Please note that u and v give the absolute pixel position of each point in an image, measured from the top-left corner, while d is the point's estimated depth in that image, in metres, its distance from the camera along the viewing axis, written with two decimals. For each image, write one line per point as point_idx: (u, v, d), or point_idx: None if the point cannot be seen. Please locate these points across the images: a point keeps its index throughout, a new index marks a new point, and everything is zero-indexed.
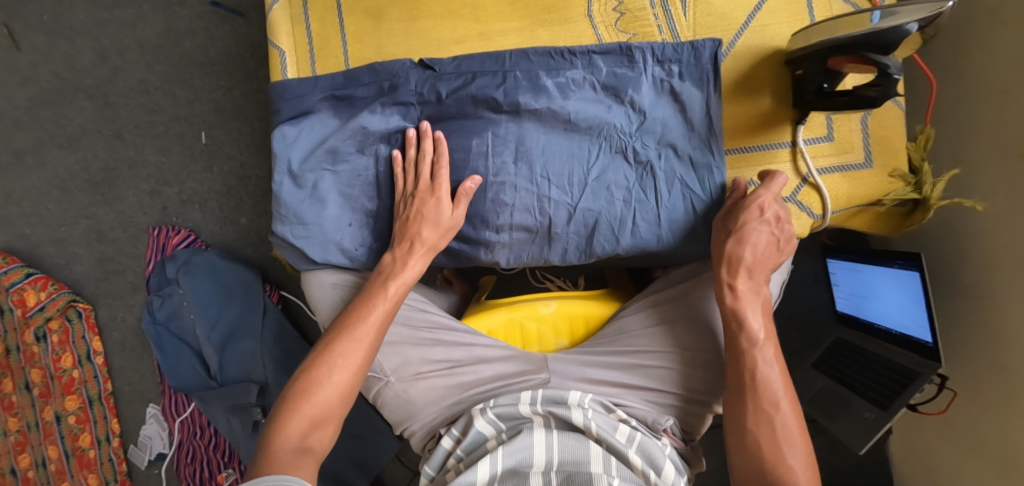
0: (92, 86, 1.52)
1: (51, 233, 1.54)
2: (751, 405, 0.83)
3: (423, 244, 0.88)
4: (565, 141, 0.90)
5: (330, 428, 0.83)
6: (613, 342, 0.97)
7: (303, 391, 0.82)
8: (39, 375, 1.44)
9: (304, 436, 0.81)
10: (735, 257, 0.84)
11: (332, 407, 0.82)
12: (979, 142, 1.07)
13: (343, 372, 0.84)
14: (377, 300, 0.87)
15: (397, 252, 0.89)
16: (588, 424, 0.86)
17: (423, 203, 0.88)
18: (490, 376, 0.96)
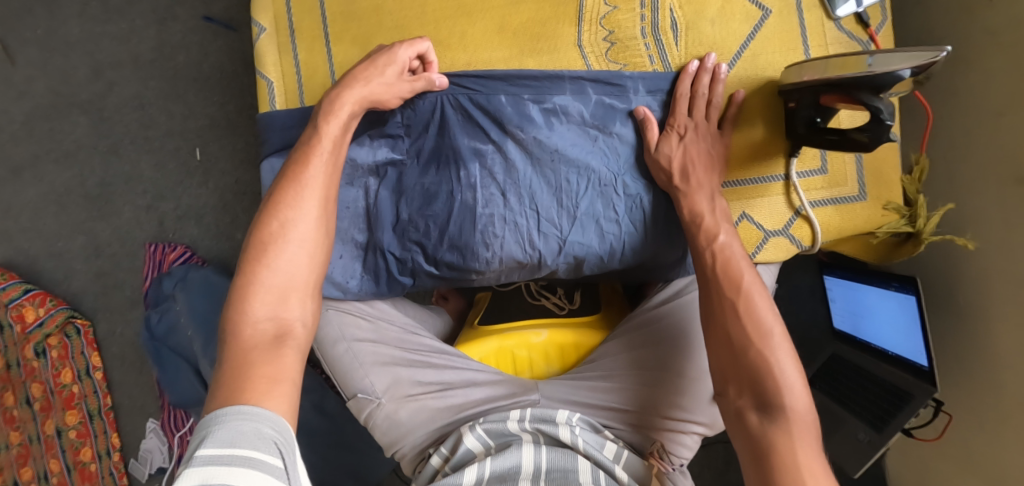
0: (87, 101, 1.51)
1: (49, 247, 1.54)
2: (741, 337, 0.76)
3: (358, 96, 0.84)
4: (552, 173, 0.88)
5: (305, 302, 0.78)
6: (597, 368, 0.95)
7: (257, 262, 0.76)
8: (40, 389, 1.45)
9: (273, 316, 0.75)
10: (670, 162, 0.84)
11: (296, 278, 0.78)
12: (974, 165, 1.05)
13: (301, 227, 0.79)
14: (317, 145, 0.83)
15: (330, 100, 0.84)
16: (575, 441, 0.84)
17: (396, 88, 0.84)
18: (481, 398, 0.93)
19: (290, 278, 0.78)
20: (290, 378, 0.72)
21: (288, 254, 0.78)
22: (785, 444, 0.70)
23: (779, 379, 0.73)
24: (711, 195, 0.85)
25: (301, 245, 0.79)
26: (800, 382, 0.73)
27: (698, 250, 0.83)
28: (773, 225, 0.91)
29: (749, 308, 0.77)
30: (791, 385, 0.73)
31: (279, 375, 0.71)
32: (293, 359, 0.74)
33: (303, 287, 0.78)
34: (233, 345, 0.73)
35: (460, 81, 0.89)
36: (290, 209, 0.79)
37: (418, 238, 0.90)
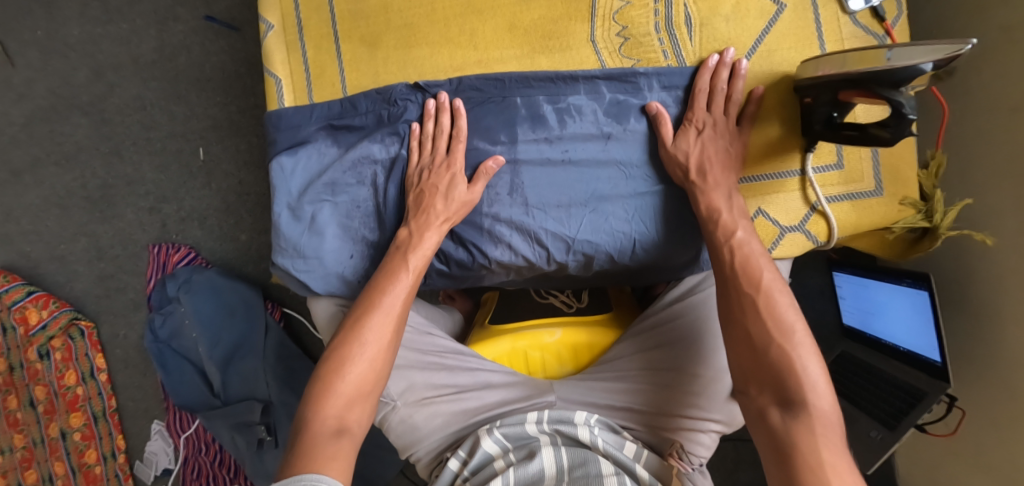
0: (88, 103, 1.50)
1: (51, 250, 1.53)
2: (760, 332, 0.76)
3: (437, 216, 0.84)
4: (563, 173, 0.87)
5: (367, 404, 0.78)
6: (611, 368, 0.95)
7: (333, 370, 0.77)
8: (44, 392, 1.44)
9: (339, 415, 0.75)
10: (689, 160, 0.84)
11: (365, 384, 0.77)
12: (987, 162, 1.05)
13: (374, 337, 0.79)
14: (399, 271, 0.82)
15: (413, 223, 0.84)
16: (595, 440, 0.84)
17: (437, 176, 0.85)
18: (495, 400, 0.93)
19: (360, 384, 0.77)
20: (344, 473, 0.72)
21: (359, 364, 0.77)
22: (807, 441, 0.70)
23: (801, 377, 0.73)
24: (729, 193, 0.84)
25: (371, 358, 0.78)
26: (822, 377, 0.73)
27: (717, 248, 0.82)
28: (788, 222, 0.91)
29: (769, 305, 0.77)
30: (813, 382, 0.72)
31: (335, 461, 0.72)
32: (346, 457, 0.73)
33: (368, 389, 0.78)
34: (302, 439, 0.74)
35: (474, 78, 0.89)
36: (365, 327, 0.79)
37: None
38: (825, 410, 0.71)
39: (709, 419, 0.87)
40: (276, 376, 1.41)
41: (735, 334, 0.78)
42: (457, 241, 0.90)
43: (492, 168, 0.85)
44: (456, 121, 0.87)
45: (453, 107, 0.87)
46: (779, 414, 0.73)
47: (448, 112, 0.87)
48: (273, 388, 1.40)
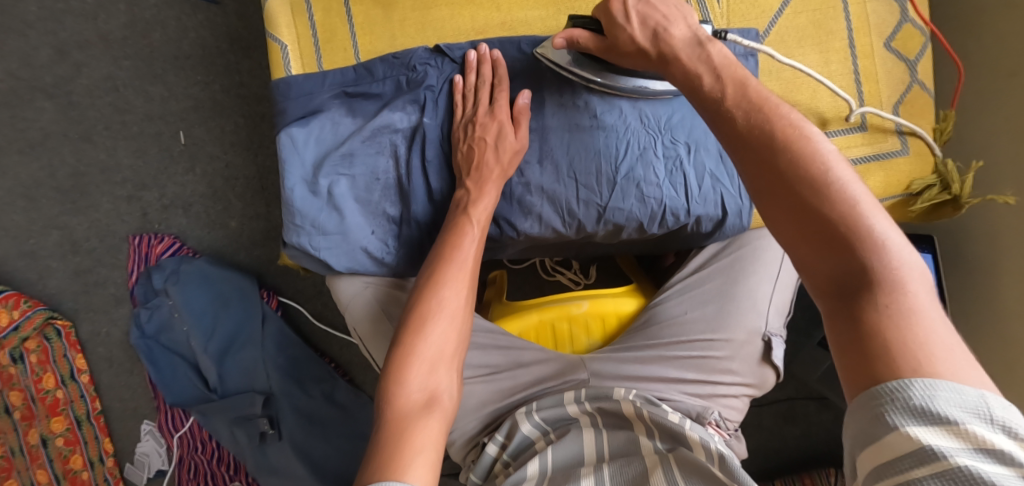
0: (52, 85, 1.39)
1: (20, 246, 1.43)
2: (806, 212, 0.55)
3: (492, 169, 0.80)
4: (591, 138, 0.84)
5: (452, 371, 0.72)
6: (644, 336, 0.92)
7: (416, 329, 0.72)
8: (20, 397, 1.36)
9: (425, 385, 0.69)
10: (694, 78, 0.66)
11: (447, 348, 0.72)
12: (984, 126, 1.05)
13: (452, 299, 0.74)
14: (464, 225, 0.79)
15: (470, 181, 0.81)
16: (640, 411, 0.80)
17: (487, 128, 0.81)
18: (530, 380, 0.90)
19: (442, 347, 0.72)
20: (439, 448, 0.65)
21: (442, 326, 0.72)
22: (899, 328, 0.49)
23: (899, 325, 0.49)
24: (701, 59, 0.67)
25: (452, 318, 0.74)
26: (918, 261, 0.53)
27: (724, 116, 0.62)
28: None
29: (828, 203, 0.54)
30: (901, 252, 0.52)
31: (426, 435, 0.65)
32: (440, 429, 0.66)
33: (453, 354, 0.73)
34: (387, 417, 0.66)
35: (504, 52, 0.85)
36: (444, 286, 0.75)
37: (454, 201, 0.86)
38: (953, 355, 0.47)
39: (743, 383, 0.91)
40: (277, 366, 1.35)
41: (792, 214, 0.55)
42: None
43: (523, 104, 0.83)
44: (496, 71, 0.84)
45: (493, 58, 0.84)
46: (844, 302, 0.52)
47: (488, 63, 0.84)
48: (274, 379, 1.35)
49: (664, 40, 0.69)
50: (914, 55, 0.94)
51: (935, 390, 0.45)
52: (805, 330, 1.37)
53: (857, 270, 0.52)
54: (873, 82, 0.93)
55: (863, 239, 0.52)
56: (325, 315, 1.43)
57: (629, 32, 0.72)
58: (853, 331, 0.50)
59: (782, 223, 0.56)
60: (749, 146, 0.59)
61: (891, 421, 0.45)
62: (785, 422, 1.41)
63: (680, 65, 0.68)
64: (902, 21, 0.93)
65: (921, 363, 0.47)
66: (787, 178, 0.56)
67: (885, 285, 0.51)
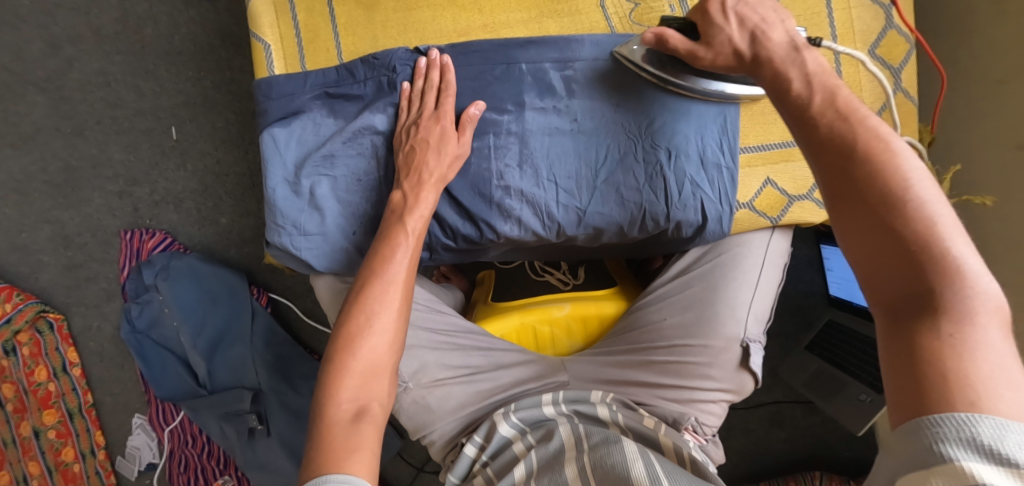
0: (44, 79, 1.39)
1: (12, 240, 1.43)
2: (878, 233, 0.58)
3: (430, 174, 0.79)
4: (571, 142, 0.84)
5: (385, 383, 0.72)
6: (624, 340, 0.93)
7: (346, 345, 0.72)
8: (12, 390, 1.36)
9: (356, 398, 0.70)
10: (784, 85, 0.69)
11: (380, 360, 0.72)
12: (975, 134, 1.03)
13: (384, 313, 0.74)
14: (399, 235, 0.78)
15: (406, 184, 0.80)
16: (614, 417, 0.83)
17: (428, 131, 0.80)
18: (510, 382, 0.90)
19: (374, 362, 0.72)
20: (370, 461, 0.66)
21: (374, 341, 0.72)
22: (959, 355, 0.51)
23: (947, 355, 0.51)
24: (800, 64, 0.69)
25: (384, 333, 0.73)
26: (994, 289, 0.54)
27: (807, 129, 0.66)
28: (796, 190, 0.90)
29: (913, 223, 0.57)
30: (977, 280, 0.54)
31: (358, 450, 0.65)
32: (372, 441, 0.67)
33: (384, 368, 0.72)
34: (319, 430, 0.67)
35: (478, 46, 0.85)
36: (374, 300, 0.74)
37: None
38: (1001, 387, 0.49)
39: (723, 390, 0.89)
40: (265, 363, 1.35)
41: (867, 232, 0.59)
42: (461, 214, 0.85)
43: (474, 114, 0.82)
44: (444, 75, 0.83)
45: (442, 63, 0.83)
46: (907, 321, 0.55)
47: (437, 68, 0.83)
48: (263, 375, 1.35)
49: (761, 43, 0.72)
50: (899, 62, 0.92)
51: (1002, 431, 0.47)
52: (793, 334, 1.39)
53: (924, 292, 0.55)
54: (856, 90, 0.92)
55: (934, 260, 0.55)
56: (314, 313, 1.44)
57: (728, 32, 0.73)
58: (912, 352, 0.53)
59: (857, 239, 0.60)
60: (841, 160, 0.62)
61: (947, 454, 0.47)
62: (772, 425, 1.41)
63: (773, 71, 0.71)
64: (887, 28, 0.91)
65: (972, 395, 0.49)
66: (869, 199, 0.59)
67: (955, 312, 0.53)
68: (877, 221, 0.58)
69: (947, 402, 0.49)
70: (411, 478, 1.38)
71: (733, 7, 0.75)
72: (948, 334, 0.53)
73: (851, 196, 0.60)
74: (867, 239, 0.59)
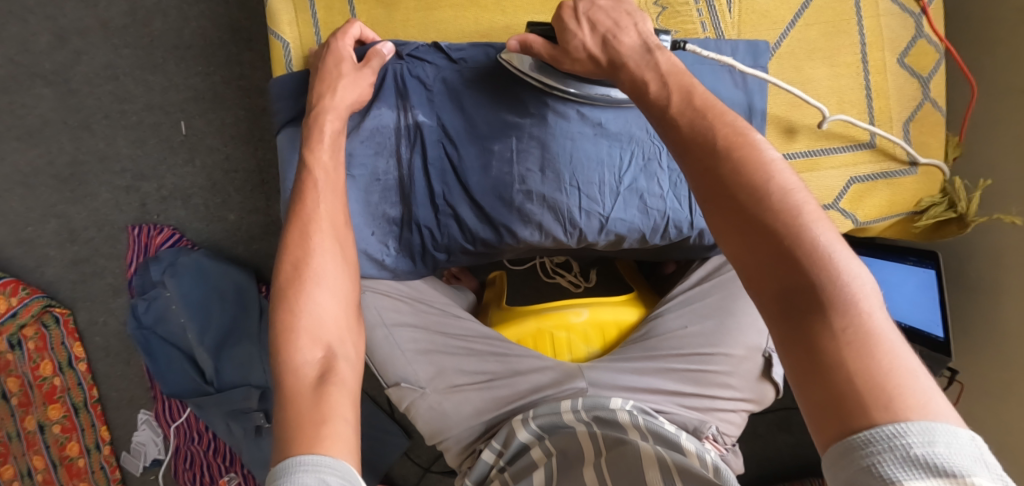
0: (52, 72, 1.37)
1: (18, 233, 1.42)
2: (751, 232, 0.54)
3: (334, 121, 0.75)
4: (594, 146, 0.82)
5: (348, 334, 0.67)
6: (643, 345, 0.91)
7: (292, 302, 0.65)
8: (17, 384, 1.35)
9: (314, 355, 0.63)
10: (642, 84, 0.67)
11: (331, 316, 0.66)
12: (997, 144, 1.02)
13: (322, 262, 0.68)
14: (314, 181, 0.72)
15: (312, 136, 0.75)
16: (636, 421, 0.79)
17: (338, 84, 0.77)
18: (527, 389, 0.88)
19: (331, 313, 0.66)
20: (349, 415, 0.60)
21: (321, 292, 0.66)
22: (857, 352, 0.48)
23: (842, 353, 0.48)
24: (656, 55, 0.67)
25: (330, 283, 0.67)
26: (867, 275, 0.52)
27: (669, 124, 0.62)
28: (821, 200, 0.90)
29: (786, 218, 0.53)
30: (852, 265, 0.51)
31: (321, 414, 0.58)
32: (340, 399, 0.60)
33: (343, 318, 0.67)
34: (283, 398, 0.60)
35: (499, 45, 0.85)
36: (310, 248, 0.68)
37: (450, 206, 0.84)
38: (908, 383, 0.46)
39: (742, 399, 0.90)
40: None
41: (743, 231, 0.55)
42: (482, 218, 0.84)
43: (382, 51, 0.80)
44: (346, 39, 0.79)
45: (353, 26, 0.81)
46: (798, 319, 0.51)
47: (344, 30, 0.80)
48: (270, 373, 1.34)
49: (614, 47, 0.70)
50: (927, 72, 0.91)
51: (932, 440, 0.43)
52: None
53: (808, 286, 0.51)
54: (884, 99, 0.90)
55: (810, 253, 0.52)
56: None
57: (582, 38, 0.71)
58: (812, 355, 0.49)
59: (732, 240, 0.56)
60: (705, 160, 0.59)
61: (886, 475, 0.42)
62: (779, 430, 1.41)
63: (630, 74, 0.68)
64: (916, 37, 0.90)
65: (888, 393, 0.46)
66: (738, 197, 0.56)
67: (841, 304, 0.50)
68: (749, 219, 0.54)
69: (862, 408, 0.46)
70: (417, 478, 1.37)
71: (586, 12, 0.72)
72: (838, 328, 0.49)
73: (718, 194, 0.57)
74: (741, 239, 0.55)
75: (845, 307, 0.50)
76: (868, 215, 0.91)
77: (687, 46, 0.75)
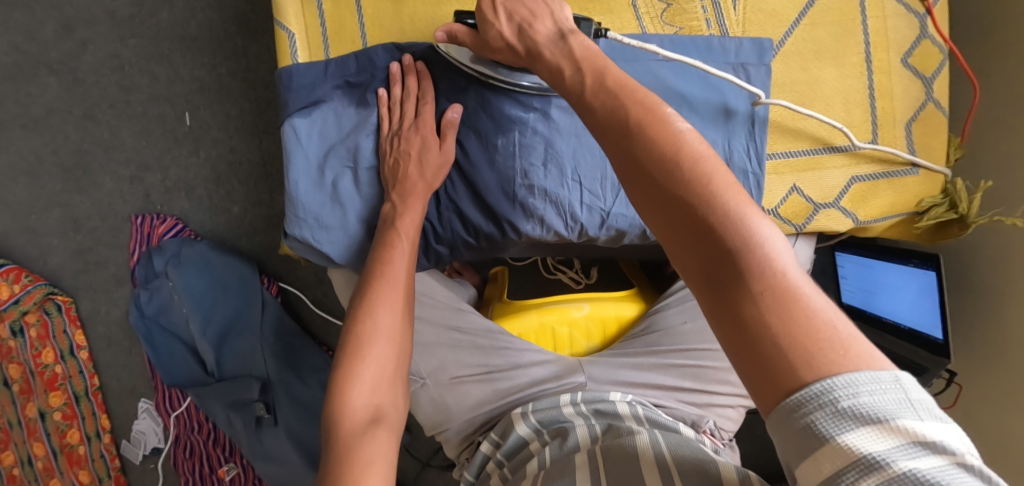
0: (57, 61, 1.38)
1: (22, 222, 1.43)
2: (666, 208, 0.55)
3: (416, 184, 0.80)
4: (596, 142, 0.83)
5: (395, 387, 0.71)
6: (642, 340, 0.93)
7: (353, 355, 0.69)
8: (19, 371, 1.36)
9: (369, 403, 0.68)
10: (558, 72, 0.67)
11: (388, 366, 0.71)
12: (1002, 148, 1.03)
13: (386, 317, 0.73)
14: (392, 239, 0.78)
15: (396, 196, 0.80)
16: (635, 412, 0.82)
17: (409, 141, 0.80)
18: (527, 382, 0.90)
19: (383, 367, 0.70)
20: (388, 464, 0.64)
21: (381, 346, 0.71)
22: (778, 315, 0.49)
23: (763, 319, 0.49)
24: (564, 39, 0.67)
25: (389, 337, 0.72)
26: (779, 233, 0.53)
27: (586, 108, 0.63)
28: (822, 199, 0.91)
29: (698, 186, 0.54)
30: (763, 227, 0.52)
31: (374, 459, 0.63)
32: (389, 449, 0.65)
33: (394, 373, 0.71)
34: (334, 443, 0.64)
35: None
36: (377, 303, 0.73)
37: (454, 201, 0.85)
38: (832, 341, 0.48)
39: (740, 394, 0.92)
40: (275, 353, 1.35)
41: (659, 206, 0.56)
42: (485, 213, 0.85)
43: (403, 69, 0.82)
44: (422, 84, 0.82)
45: (417, 70, 0.83)
46: (719, 288, 0.52)
47: (413, 75, 0.82)
48: (271, 365, 1.34)
49: (529, 37, 0.70)
50: (931, 73, 0.91)
51: (857, 390, 0.46)
52: None
53: (726, 254, 0.52)
54: (888, 99, 0.91)
55: (722, 221, 0.53)
56: (325, 304, 1.43)
57: (497, 30, 0.71)
58: (738, 325, 0.51)
59: (655, 216, 0.57)
60: (620, 139, 0.59)
61: (823, 434, 0.46)
62: None
63: (546, 63, 0.68)
64: (921, 37, 0.91)
65: (810, 351, 0.48)
66: (651, 173, 0.56)
67: (757, 270, 0.51)
68: (663, 194, 0.56)
69: (789, 373, 0.48)
70: (416, 472, 1.38)
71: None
72: (757, 293, 0.50)
73: (634, 172, 0.58)
74: (659, 217, 0.56)
75: (762, 269, 0.51)
76: (869, 215, 0.92)
77: (609, 35, 0.76)
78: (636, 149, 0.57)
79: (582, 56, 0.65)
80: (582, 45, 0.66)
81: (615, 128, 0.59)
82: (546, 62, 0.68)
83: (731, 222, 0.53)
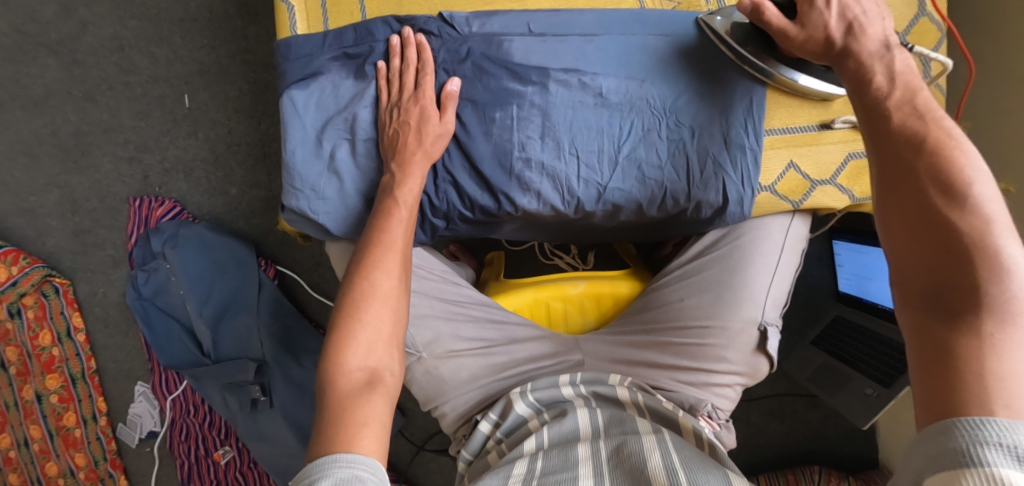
0: (57, 42, 1.38)
1: (20, 203, 1.43)
2: (934, 232, 0.58)
3: (413, 153, 0.80)
4: (595, 116, 0.83)
5: (392, 350, 0.71)
6: (639, 318, 0.94)
7: (350, 317, 0.70)
8: (16, 353, 1.37)
9: (365, 364, 0.68)
10: (867, 83, 0.71)
11: (386, 330, 0.71)
12: (998, 130, 1.03)
13: (384, 281, 0.73)
14: (390, 206, 0.78)
15: (392, 164, 0.80)
16: (634, 398, 0.82)
17: (405, 112, 0.80)
18: (523, 357, 0.90)
19: (380, 329, 0.70)
20: (383, 425, 0.63)
21: (378, 308, 0.71)
22: (991, 354, 0.51)
23: (977, 356, 0.51)
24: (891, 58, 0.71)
25: (386, 300, 0.72)
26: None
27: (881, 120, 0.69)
28: (819, 175, 0.90)
29: (958, 221, 0.58)
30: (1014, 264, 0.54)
31: (368, 421, 0.62)
32: (384, 408, 0.65)
33: (392, 337, 0.71)
34: (329, 400, 0.65)
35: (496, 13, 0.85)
36: (375, 267, 0.74)
37: (451, 173, 0.85)
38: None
39: (737, 372, 0.90)
40: (271, 335, 1.35)
41: (920, 230, 0.60)
42: (481, 185, 0.84)
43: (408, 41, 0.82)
44: (421, 54, 0.82)
45: (417, 42, 0.82)
46: (941, 319, 0.55)
47: (413, 47, 0.82)
48: (267, 347, 1.35)
49: (856, 36, 0.73)
50: (929, 50, 0.92)
51: (1017, 432, 0.46)
52: (798, 329, 1.37)
53: (962, 289, 0.55)
54: None
55: (981, 252, 0.55)
56: (321, 287, 1.43)
57: (826, 18, 0.73)
58: (949, 356, 0.53)
59: (909, 240, 0.60)
60: (915, 157, 0.64)
61: (981, 459, 0.45)
62: (774, 419, 1.38)
63: (858, 65, 0.72)
64: (919, 15, 0.91)
65: (1003, 385, 0.49)
66: (932, 211, 0.60)
67: (992, 306, 0.53)
68: (934, 219, 0.59)
69: (979, 397, 0.49)
70: (411, 456, 1.38)
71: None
72: (989, 331, 0.52)
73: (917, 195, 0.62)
74: (917, 240, 0.59)
75: (995, 309, 0.53)
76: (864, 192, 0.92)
77: (918, 49, 0.79)
78: (932, 171, 0.61)
79: (898, 74, 0.70)
80: (906, 68, 0.70)
81: (913, 146, 0.64)
82: (853, 76, 0.72)
83: (971, 261, 0.55)
